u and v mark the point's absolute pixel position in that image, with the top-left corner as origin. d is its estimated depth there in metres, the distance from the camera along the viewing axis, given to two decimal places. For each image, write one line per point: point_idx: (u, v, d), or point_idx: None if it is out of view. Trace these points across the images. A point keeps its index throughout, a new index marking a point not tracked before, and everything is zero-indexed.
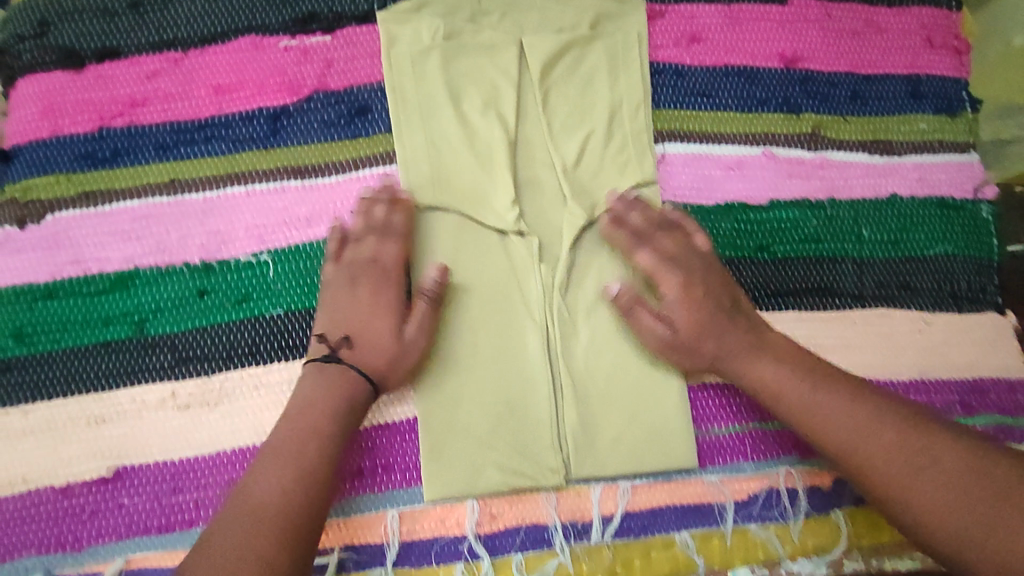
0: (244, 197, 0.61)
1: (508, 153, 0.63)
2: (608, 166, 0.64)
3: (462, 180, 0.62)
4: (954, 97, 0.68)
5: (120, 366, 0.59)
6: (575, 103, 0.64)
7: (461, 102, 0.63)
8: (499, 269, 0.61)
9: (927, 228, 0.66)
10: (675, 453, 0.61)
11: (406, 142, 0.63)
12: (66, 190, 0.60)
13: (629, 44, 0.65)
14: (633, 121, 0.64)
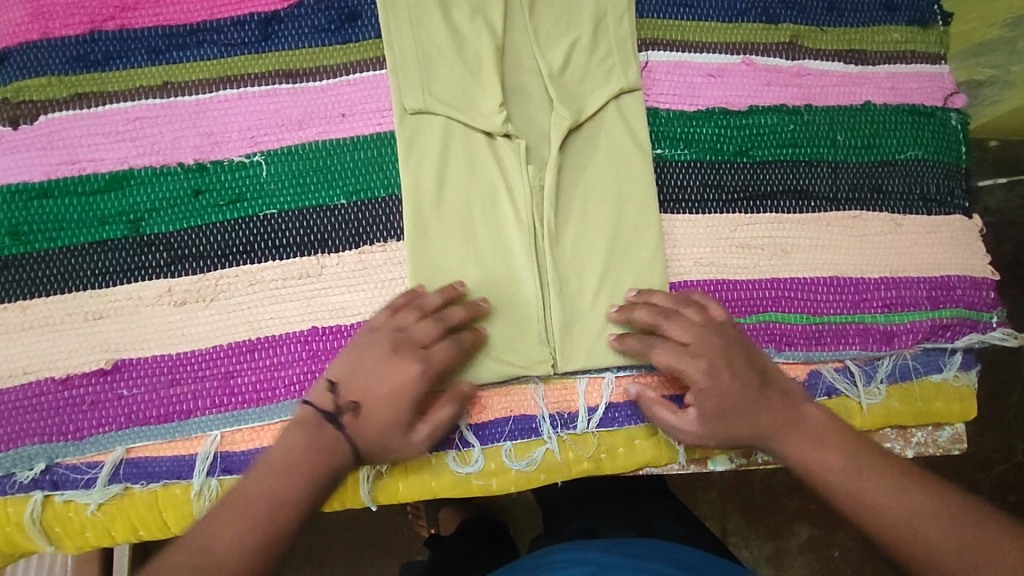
0: (237, 99, 0.62)
1: (496, 57, 0.63)
2: (595, 71, 0.65)
3: (450, 84, 0.63)
4: (927, 10, 0.71)
5: (114, 264, 0.59)
6: (561, 10, 0.65)
7: (448, 7, 0.64)
8: (488, 170, 0.62)
9: (899, 134, 0.68)
10: None
11: (395, 46, 0.63)
12: (59, 92, 0.61)
13: None
14: (618, 28, 0.65)
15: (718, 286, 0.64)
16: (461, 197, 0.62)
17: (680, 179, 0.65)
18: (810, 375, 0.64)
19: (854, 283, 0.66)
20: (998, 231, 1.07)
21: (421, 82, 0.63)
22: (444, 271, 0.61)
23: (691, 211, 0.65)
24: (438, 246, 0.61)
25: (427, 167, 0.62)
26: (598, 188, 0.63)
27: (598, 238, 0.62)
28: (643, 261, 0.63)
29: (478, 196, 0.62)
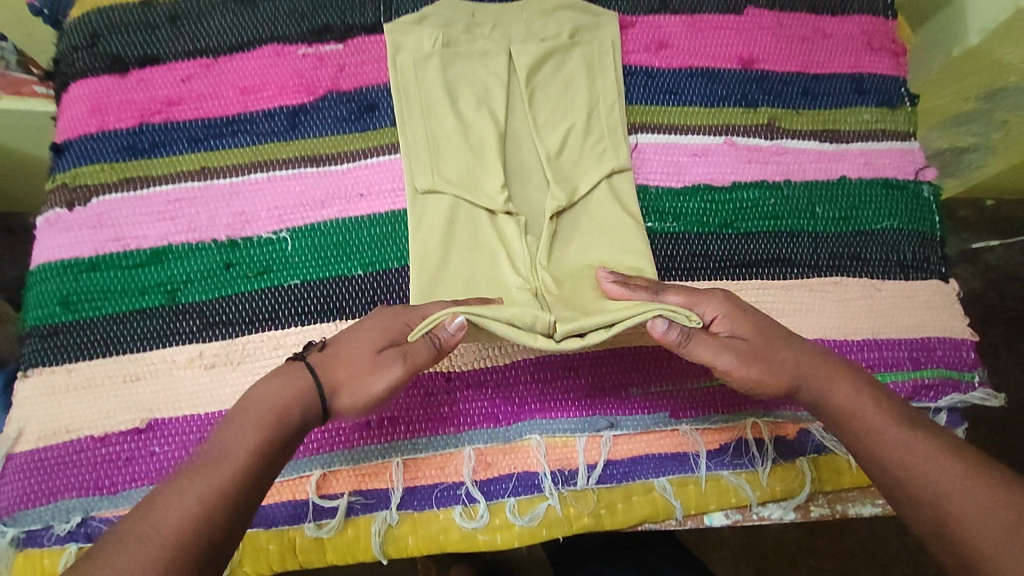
0: (267, 181, 0.70)
1: (498, 143, 0.70)
2: (589, 151, 0.71)
3: (456, 166, 0.70)
4: (894, 92, 0.77)
5: (151, 331, 0.65)
6: (558, 101, 0.73)
7: (457, 99, 0.71)
8: (489, 243, 0.68)
9: (873, 206, 0.73)
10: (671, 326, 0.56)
11: (408, 132, 0.70)
12: (110, 177, 0.69)
13: (603, 53, 0.74)
14: (609, 117, 0.73)
15: None
16: (463, 264, 0.67)
17: (669, 250, 0.71)
18: (800, 434, 0.67)
19: (838, 345, 0.69)
20: (998, 287, 1.18)
21: (428, 164, 0.70)
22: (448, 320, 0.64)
23: (681, 278, 0.70)
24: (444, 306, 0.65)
25: (432, 238, 0.68)
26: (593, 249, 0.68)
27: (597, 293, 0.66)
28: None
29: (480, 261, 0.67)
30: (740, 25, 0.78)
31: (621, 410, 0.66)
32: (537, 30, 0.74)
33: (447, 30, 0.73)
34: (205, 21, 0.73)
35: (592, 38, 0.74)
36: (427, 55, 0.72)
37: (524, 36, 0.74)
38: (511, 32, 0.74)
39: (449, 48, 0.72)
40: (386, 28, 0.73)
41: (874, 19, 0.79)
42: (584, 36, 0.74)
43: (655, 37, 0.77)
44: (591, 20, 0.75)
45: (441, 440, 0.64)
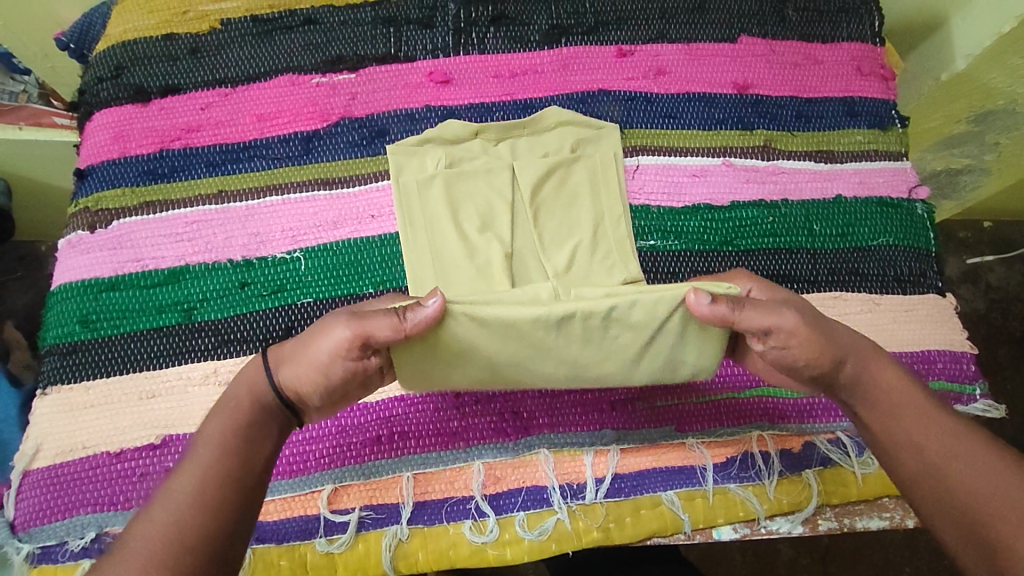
0: (281, 203, 0.72)
1: (505, 263, 0.70)
2: (597, 266, 0.71)
3: (464, 289, 0.69)
4: (885, 115, 0.80)
5: (167, 348, 0.66)
6: (563, 220, 0.73)
7: (462, 220, 0.72)
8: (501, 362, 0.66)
9: (870, 223, 0.76)
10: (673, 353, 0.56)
11: (413, 256, 0.70)
12: (130, 200, 0.71)
13: (606, 166, 0.75)
14: (615, 230, 0.73)
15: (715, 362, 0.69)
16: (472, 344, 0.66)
17: (671, 267, 0.72)
18: (805, 447, 0.67)
19: None
20: (1001, 308, 1.21)
21: (436, 282, 0.69)
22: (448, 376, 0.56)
23: None
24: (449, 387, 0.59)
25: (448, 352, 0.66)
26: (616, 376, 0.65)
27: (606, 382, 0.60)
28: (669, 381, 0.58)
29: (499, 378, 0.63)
30: (734, 52, 0.81)
31: (628, 423, 0.67)
32: (539, 146, 0.76)
33: (450, 149, 0.74)
34: (224, 53, 0.77)
35: (594, 151, 0.76)
36: (429, 176, 0.73)
37: (527, 154, 0.75)
38: (514, 150, 0.75)
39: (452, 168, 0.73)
40: (389, 149, 0.74)
41: (863, 46, 0.83)
42: (586, 149, 0.76)
43: (653, 65, 0.80)
44: (593, 132, 0.76)
45: (451, 454, 0.65)
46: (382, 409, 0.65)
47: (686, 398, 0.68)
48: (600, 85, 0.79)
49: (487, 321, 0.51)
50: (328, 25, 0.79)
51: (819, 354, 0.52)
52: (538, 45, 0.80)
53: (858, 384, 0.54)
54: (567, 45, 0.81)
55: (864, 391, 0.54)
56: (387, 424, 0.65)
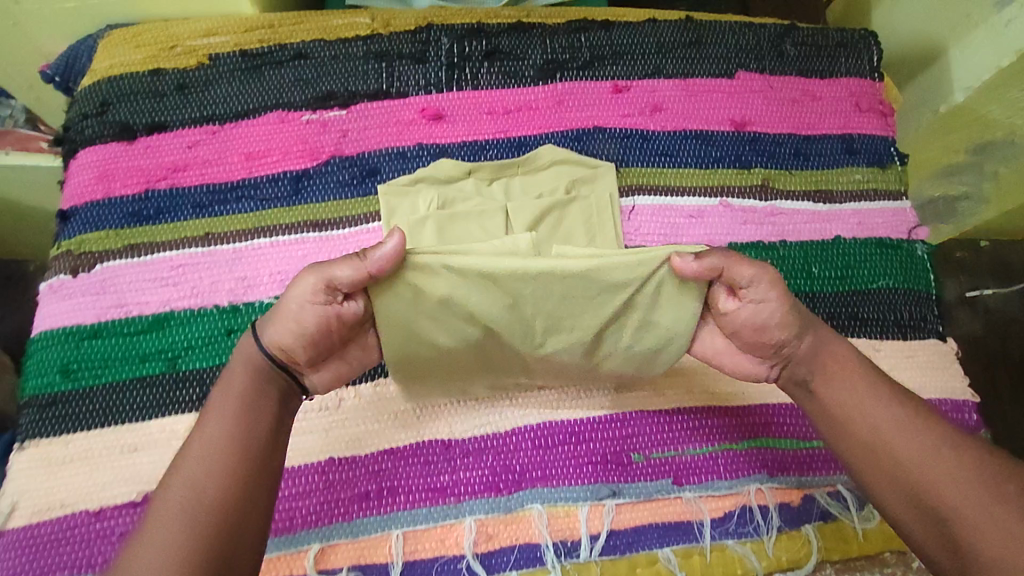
0: (270, 246, 0.70)
1: None
2: None
3: None
4: (884, 153, 0.79)
5: (151, 399, 0.65)
6: None
7: None
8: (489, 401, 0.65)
9: (869, 265, 0.74)
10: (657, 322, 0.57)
11: None
12: (114, 243, 0.69)
13: (602, 206, 0.73)
14: None
15: (712, 412, 0.68)
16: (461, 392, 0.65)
17: None
18: (804, 501, 0.66)
19: None
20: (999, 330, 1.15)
21: None
22: (425, 334, 0.58)
23: None
24: (425, 358, 0.60)
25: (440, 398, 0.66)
26: (606, 376, 0.65)
27: (587, 360, 0.62)
28: (645, 350, 0.60)
29: (483, 374, 0.64)
30: (731, 88, 0.80)
31: (623, 477, 0.65)
32: (534, 187, 0.74)
33: (443, 190, 0.73)
34: (211, 89, 0.75)
35: (590, 192, 0.74)
36: (422, 217, 0.71)
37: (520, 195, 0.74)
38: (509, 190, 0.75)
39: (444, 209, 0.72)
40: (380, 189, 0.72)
41: (862, 81, 0.81)
42: (581, 190, 0.74)
43: (649, 101, 0.79)
44: (589, 172, 0.75)
45: (441, 510, 0.63)
46: (371, 463, 0.64)
47: (683, 450, 0.66)
48: (595, 122, 0.78)
49: (461, 268, 0.54)
50: (318, 59, 0.77)
51: (788, 321, 0.56)
52: (532, 81, 0.79)
53: (815, 356, 0.57)
54: (562, 80, 0.79)
55: (822, 360, 0.57)
56: (376, 478, 0.63)
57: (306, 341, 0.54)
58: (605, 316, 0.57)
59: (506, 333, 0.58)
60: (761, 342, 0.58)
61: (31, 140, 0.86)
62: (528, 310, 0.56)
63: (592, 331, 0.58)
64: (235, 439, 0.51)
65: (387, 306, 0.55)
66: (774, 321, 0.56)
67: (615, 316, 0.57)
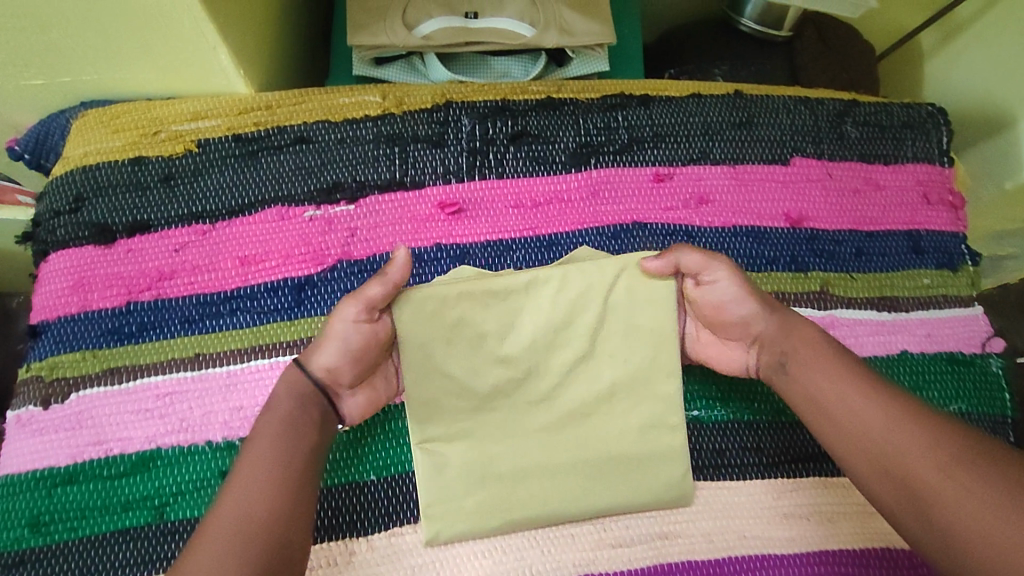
0: (269, 368, 0.62)
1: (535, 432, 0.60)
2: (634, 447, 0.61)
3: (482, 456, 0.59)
4: (954, 251, 0.71)
5: (134, 556, 0.56)
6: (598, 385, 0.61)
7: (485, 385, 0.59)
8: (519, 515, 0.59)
9: (940, 385, 0.67)
10: (643, 333, 0.61)
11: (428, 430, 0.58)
12: (91, 367, 0.61)
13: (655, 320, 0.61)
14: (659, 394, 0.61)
15: (769, 562, 0.60)
16: (488, 506, 0.59)
17: (717, 443, 0.63)
18: None
19: (907, 557, 0.62)
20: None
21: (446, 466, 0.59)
22: (443, 368, 0.58)
23: (730, 476, 0.63)
24: (439, 408, 0.59)
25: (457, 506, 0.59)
26: (631, 454, 0.61)
27: (603, 399, 0.61)
28: (659, 368, 0.61)
29: (498, 444, 0.60)
30: (786, 177, 0.72)
31: None
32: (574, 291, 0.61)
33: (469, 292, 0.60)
34: (201, 180, 0.66)
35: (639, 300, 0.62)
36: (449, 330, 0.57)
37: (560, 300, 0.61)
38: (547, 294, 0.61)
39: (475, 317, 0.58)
40: None
41: (929, 168, 0.74)
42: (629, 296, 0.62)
43: (695, 192, 0.71)
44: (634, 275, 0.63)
45: None
46: None
47: None
48: (634, 216, 0.69)
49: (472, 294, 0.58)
50: (323, 144, 0.68)
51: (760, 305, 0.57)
52: (564, 168, 0.70)
53: (784, 334, 0.56)
54: (597, 167, 0.70)
55: (790, 344, 0.56)
56: None
57: (353, 351, 0.54)
58: (589, 327, 0.60)
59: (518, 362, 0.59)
60: (731, 325, 0.59)
61: (7, 193, 0.74)
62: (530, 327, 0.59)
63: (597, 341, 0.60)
64: (282, 463, 0.49)
65: (416, 324, 0.57)
66: (732, 298, 0.58)
67: (616, 327, 0.60)
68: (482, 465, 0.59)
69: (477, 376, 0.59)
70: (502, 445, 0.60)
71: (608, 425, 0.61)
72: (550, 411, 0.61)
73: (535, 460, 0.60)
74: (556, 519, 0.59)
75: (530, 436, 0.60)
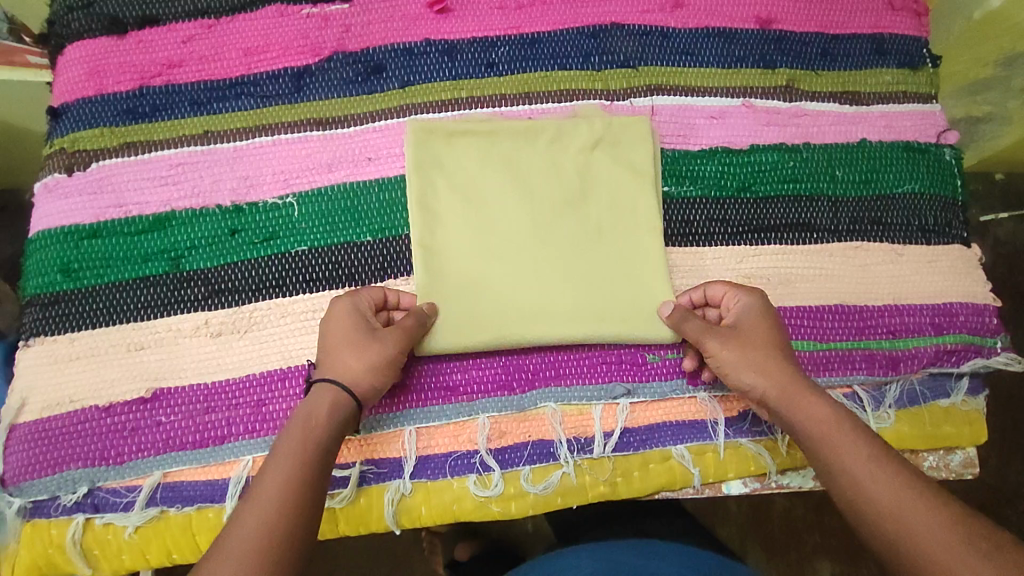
0: (271, 145, 0.67)
1: (525, 261, 0.64)
2: (616, 284, 0.65)
3: (473, 279, 0.64)
4: (916, 54, 0.75)
5: (155, 298, 0.63)
6: (584, 225, 0.66)
7: (481, 210, 0.66)
8: (503, 328, 0.62)
9: (895, 169, 0.72)
10: (626, 184, 0.67)
11: (428, 244, 0.64)
12: (110, 141, 0.67)
13: (632, 167, 0.67)
14: (640, 239, 0.66)
15: None
16: (477, 318, 0.62)
17: (685, 215, 0.69)
18: None
19: (858, 310, 0.67)
20: (1008, 261, 1.12)
21: (441, 282, 0.63)
22: (456, 190, 0.66)
23: (696, 244, 0.68)
24: (447, 225, 0.65)
25: (452, 319, 0.62)
26: (616, 287, 0.64)
27: (593, 235, 0.66)
28: (641, 212, 0.66)
29: (495, 267, 0.64)
30: None
31: (637, 377, 0.64)
32: (562, 138, 0.68)
33: (471, 129, 0.67)
34: None
35: (621, 149, 0.68)
36: (451, 159, 0.66)
37: (550, 145, 0.68)
38: (538, 142, 0.68)
39: (477, 154, 0.67)
40: (409, 125, 0.66)
41: None
42: (612, 145, 0.68)
43: None
44: (620, 130, 0.68)
45: (453, 408, 0.63)
46: None
47: None
48: (612, 19, 0.73)
49: (470, 137, 0.67)
50: None
51: (770, 368, 0.58)
52: None
53: (789, 402, 0.57)
54: None
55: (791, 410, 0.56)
56: None
57: (387, 370, 0.57)
58: (577, 172, 0.67)
59: (519, 195, 0.66)
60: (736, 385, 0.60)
61: (17, 53, 0.76)
62: (524, 169, 0.67)
63: (585, 180, 0.67)
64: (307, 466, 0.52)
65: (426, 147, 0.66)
66: (741, 376, 0.59)
67: (605, 168, 0.67)
68: (476, 288, 0.63)
69: (481, 210, 0.66)
70: (502, 275, 0.64)
71: (595, 262, 0.65)
72: (546, 245, 0.65)
73: (527, 290, 0.64)
74: (541, 345, 0.63)
75: (526, 265, 0.64)
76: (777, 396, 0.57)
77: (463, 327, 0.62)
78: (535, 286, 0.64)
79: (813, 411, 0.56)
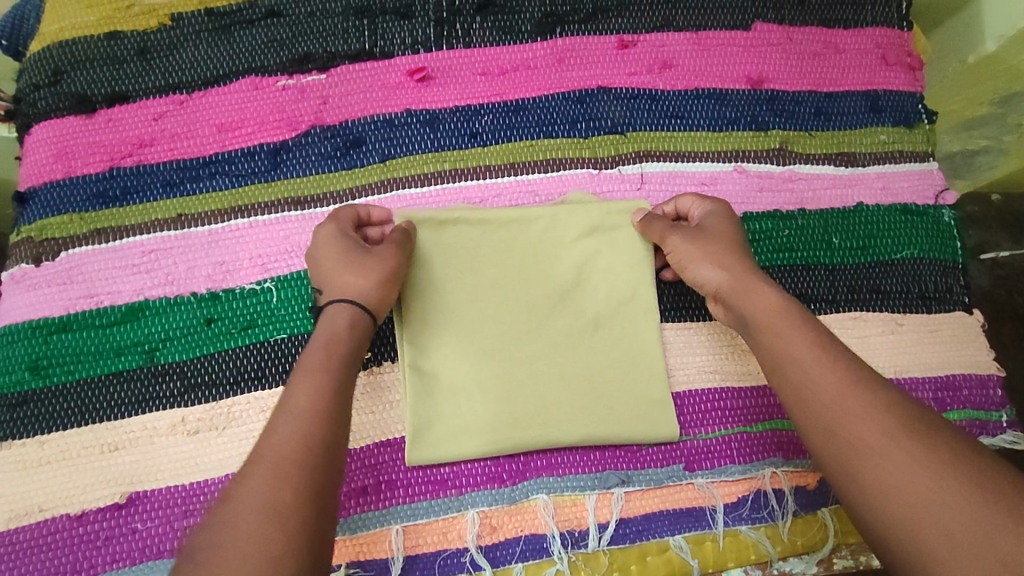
0: (248, 227, 0.65)
1: (518, 358, 0.63)
2: (613, 381, 0.63)
3: (465, 379, 0.62)
4: (911, 110, 0.73)
5: (129, 395, 0.61)
6: (578, 317, 0.64)
7: (472, 303, 0.63)
8: (496, 430, 0.61)
9: (893, 234, 0.70)
10: (620, 273, 0.65)
11: (417, 344, 0.62)
12: (79, 228, 0.64)
13: (628, 256, 0.66)
14: (635, 333, 0.64)
15: (722, 395, 0.65)
16: (469, 421, 0.61)
17: (678, 287, 0.67)
18: (821, 485, 0.63)
19: None
20: (1008, 285, 1.06)
21: (432, 383, 0.61)
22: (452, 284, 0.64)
23: (691, 319, 0.66)
24: (437, 321, 0.62)
25: (444, 429, 0.61)
26: (612, 385, 0.63)
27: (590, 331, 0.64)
28: (635, 302, 0.65)
29: (487, 365, 0.62)
30: (747, 41, 0.73)
31: (632, 464, 0.62)
32: (555, 227, 0.66)
33: (461, 216, 0.65)
34: (176, 53, 0.68)
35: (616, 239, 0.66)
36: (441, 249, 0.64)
37: (542, 233, 0.66)
38: (530, 229, 0.66)
39: (467, 243, 0.65)
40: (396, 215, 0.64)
41: (889, 31, 0.75)
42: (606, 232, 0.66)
43: (659, 57, 0.72)
44: (614, 218, 0.66)
45: (442, 503, 0.60)
46: (367, 456, 0.61)
47: (694, 434, 0.63)
48: (599, 82, 0.71)
49: (461, 224, 0.65)
50: (293, 17, 0.69)
51: (727, 259, 0.59)
52: (530, 36, 0.71)
53: (741, 289, 0.57)
54: (563, 35, 0.72)
55: (741, 302, 0.57)
56: (373, 472, 0.61)
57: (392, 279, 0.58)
58: (571, 260, 0.65)
59: (511, 286, 0.64)
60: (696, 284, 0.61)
61: None
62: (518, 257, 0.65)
63: (582, 274, 0.65)
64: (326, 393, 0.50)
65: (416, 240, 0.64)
66: (698, 266, 0.60)
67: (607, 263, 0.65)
68: (468, 390, 0.61)
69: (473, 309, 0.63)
70: (496, 378, 0.62)
71: (590, 357, 0.63)
72: (540, 339, 0.63)
73: (524, 391, 0.62)
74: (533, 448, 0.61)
75: (519, 362, 0.62)
76: (728, 288, 0.58)
77: (456, 434, 0.61)
78: (532, 388, 0.62)
79: (764, 300, 0.56)
